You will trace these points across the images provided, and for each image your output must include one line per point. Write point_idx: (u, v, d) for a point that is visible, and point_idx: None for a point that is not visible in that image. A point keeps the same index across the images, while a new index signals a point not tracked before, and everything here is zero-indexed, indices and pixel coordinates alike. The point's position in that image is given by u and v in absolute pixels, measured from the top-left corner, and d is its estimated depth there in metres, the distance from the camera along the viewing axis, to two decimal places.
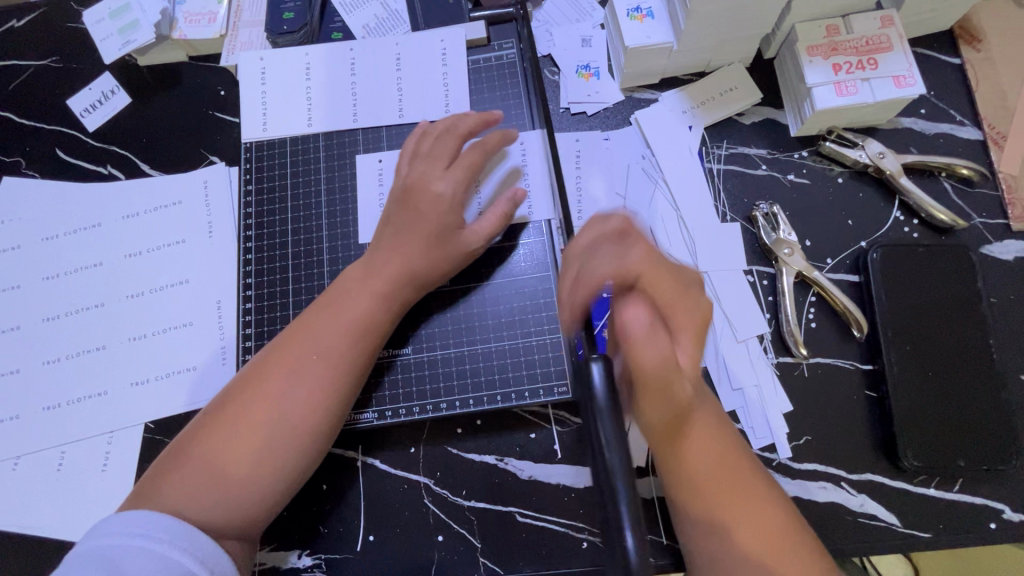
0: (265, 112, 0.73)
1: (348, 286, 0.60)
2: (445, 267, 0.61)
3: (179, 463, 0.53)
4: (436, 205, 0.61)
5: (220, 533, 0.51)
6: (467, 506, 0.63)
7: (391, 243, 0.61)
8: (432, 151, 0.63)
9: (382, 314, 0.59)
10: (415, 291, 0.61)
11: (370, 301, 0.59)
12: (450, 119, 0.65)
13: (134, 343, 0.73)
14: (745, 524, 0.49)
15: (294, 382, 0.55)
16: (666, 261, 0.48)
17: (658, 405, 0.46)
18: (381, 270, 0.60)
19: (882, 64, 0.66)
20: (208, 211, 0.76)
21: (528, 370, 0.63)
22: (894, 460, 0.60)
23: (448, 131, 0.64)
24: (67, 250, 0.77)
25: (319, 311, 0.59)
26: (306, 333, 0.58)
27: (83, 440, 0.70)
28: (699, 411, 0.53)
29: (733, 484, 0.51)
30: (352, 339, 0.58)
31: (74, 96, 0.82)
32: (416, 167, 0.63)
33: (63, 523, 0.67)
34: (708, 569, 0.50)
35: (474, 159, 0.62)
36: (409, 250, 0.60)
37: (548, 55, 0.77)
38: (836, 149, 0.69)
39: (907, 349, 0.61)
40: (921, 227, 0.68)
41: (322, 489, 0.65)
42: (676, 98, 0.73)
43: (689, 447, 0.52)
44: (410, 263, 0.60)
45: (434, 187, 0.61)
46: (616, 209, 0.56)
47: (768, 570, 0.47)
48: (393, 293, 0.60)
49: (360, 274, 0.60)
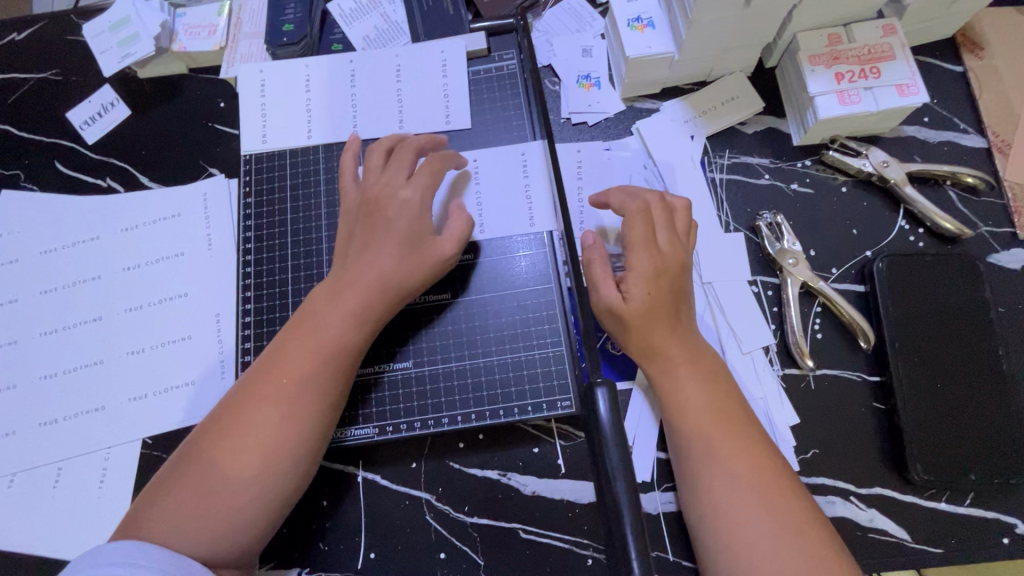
0: (265, 124, 0.73)
1: (321, 305, 0.59)
2: (421, 271, 0.60)
3: (164, 491, 0.53)
4: (402, 210, 0.61)
5: (210, 562, 0.52)
6: (469, 523, 0.62)
7: (360, 253, 0.60)
8: (390, 164, 0.63)
9: (355, 331, 0.58)
10: (392, 298, 0.60)
11: (345, 320, 0.58)
12: (394, 139, 0.66)
13: (132, 357, 0.72)
14: (737, 459, 0.53)
15: (274, 407, 0.55)
16: (649, 241, 0.60)
17: (644, 353, 0.58)
18: (354, 285, 0.59)
19: (884, 73, 0.65)
20: (207, 223, 0.76)
21: (530, 384, 0.62)
22: (904, 474, 0.59)
23: (404, 147, 0.64)
24: (65, 263, 0.76)
25: (299, 332, 0.58)
26: (285, 357, 0.57)
27: (80, 457, 0.69)
28: (688, 352, 0.58)
29: (724, 419, 0.55)
30: (330, 359, 0.57)
31: (73, 108, 0.82)
32: (375, 180, 0.63)
33: (59, 542, 0.66)
34: (706, 505, 0.53)
35: (433, 166, 0.63)
36: (379, 259, 0.59)
37: (548, 65, 0.76)
38: (839, 158, 0.68)
39: (914, 360, 0.61)
40: (926, 236, 0.67)
41: (322, 505, 0.64)
42: (677, 108, 0.73)
43: (681, 383, 0.57)
44: (381, 275, 0.59)
45: (398, 194, 0.61)
46: (618, 199, 0.64)
47: (760, 496, 0.51)
48: (365, 306, 0.59)
49: (330, 292, 0.60)
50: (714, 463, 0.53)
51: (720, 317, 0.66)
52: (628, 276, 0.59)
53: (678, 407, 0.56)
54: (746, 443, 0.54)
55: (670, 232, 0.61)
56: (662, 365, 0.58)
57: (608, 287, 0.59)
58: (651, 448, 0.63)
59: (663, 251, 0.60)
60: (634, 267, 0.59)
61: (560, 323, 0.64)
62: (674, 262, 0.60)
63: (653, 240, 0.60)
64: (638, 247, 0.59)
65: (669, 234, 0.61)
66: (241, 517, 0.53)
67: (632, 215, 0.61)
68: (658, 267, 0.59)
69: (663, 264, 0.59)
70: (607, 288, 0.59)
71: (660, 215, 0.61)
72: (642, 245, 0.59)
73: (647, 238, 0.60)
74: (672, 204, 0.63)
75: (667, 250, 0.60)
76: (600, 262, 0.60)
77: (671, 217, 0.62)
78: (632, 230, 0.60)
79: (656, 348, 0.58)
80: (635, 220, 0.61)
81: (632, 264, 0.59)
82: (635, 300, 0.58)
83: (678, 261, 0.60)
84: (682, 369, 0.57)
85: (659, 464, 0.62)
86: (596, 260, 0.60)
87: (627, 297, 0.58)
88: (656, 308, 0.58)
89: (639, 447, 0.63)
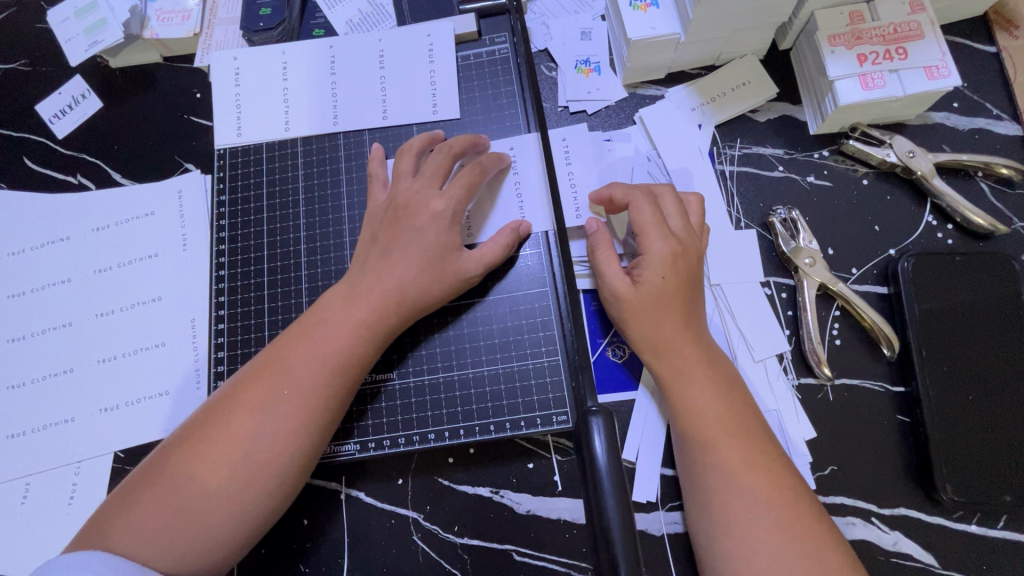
0: (240, 116, 0.68)
1: (327, 312, 0.55)
2: (438, 291, 0.56)
3: (133, 500, 0.49)
4: (432, 223, 0.56)
5: None
6: (459, 544, 0.58)
7: (380, 263, 0.56)
8: (423, 169, 0.58)
9: (363, 347, 0.54)
10: (402, 317, 0.55)
11: (349, 330, 0.54)
12: (428, 138, 0.61)
13: (104, 365, 0.68)
14: (760, 478, 0.48)
15: (264, 418, 0.51)
16: (668, 226, 0.56)
17: (659, 352, 0.54)
18: (362, 295, 0.55)
19: (912, 54, 0.59)
20: (183, 222, 0.72)
21: (524, 397, 0.58)
22: (931, 493, 0.54)
23: (438, 149, 0.59)
24: (34, 265, 0.72)
25: (298, 337, 0.54)
26: (278, 363, 0.53)
27: (49, 471, 0.65)
28: (711, 362, 0.53)
29: (749, 436, 0.50)
30: (330, 375, 0.52)
31: (42, 100, 0.78)
32: (406, 186, 0.58)
33: (25, 562, 0.62)
34: (721, 528, 0.47)
35: (470, 175, 0.58)
36: (400, 271, 0.55)
37: (544, 50, 0.71)
38: (860, 148, 0.63)
39: (943, 370, 0.55)
40: (955, 233, 0.62)
41: (303, 524, 0.60)
42: (683, 95, 0.68)
43: (701, 393, 0.52)
44: (396, 289, 0.55)
45: (429, 206, 0.56)
46: (624, 185, 0.59)
47: (781, 518, 0.46)
48: (376, 322, 0.54)
49: (341, 298, 0.55)
50: (737, 480, 0.48)
51: (730, 321, 0.61)
52: (644, 260, 0.55)
53: (696, 417, 0.51)
54: (769, 463, 0.49)
55: (688, 227, 0.57)
56: (678, 369, 0.53)
57: (617, 273, 0.56)
58: (655, 465, 0.58)
59: (677, 235, 0.55)
60: (648, 251, 0.55)
61: (555, 330, 0.59)
62: (694, 262, 0.56)
63: (664, 222, 0.56)
64: (650, 228, 0.55)
65: (690, 233, 0.56)
66: (215, 534, 0.48)
67: (636, 199, 0.57)
68: (677, 251, 0.55)
69: (681, 248, 0.55)
70: (617, 274, 0.56)
71: (678, 210, 0.57)
72: (654, 229, 0.55)
73: (660, 222, 0.55)
74: (691, 205, 0.59)
75: (684, 239, 0.56)
76: (609, 248, 0.57)
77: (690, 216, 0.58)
78: (644, 212, 0.56)
79: (670, 348, 0.53)
80: (641, 201, 0.57)
81: (645, 248, 0.55)
82: (649, 288, 0.54)
83: (697, 257, 0.56)
84: (700, 369, 0.53)
85: (664, 483, 0.58)
86: (604, 246, 0.58)
87: (640, 285, 0.54)
88: (671, 300, 0.54)
89: (641, 463, 0.58)
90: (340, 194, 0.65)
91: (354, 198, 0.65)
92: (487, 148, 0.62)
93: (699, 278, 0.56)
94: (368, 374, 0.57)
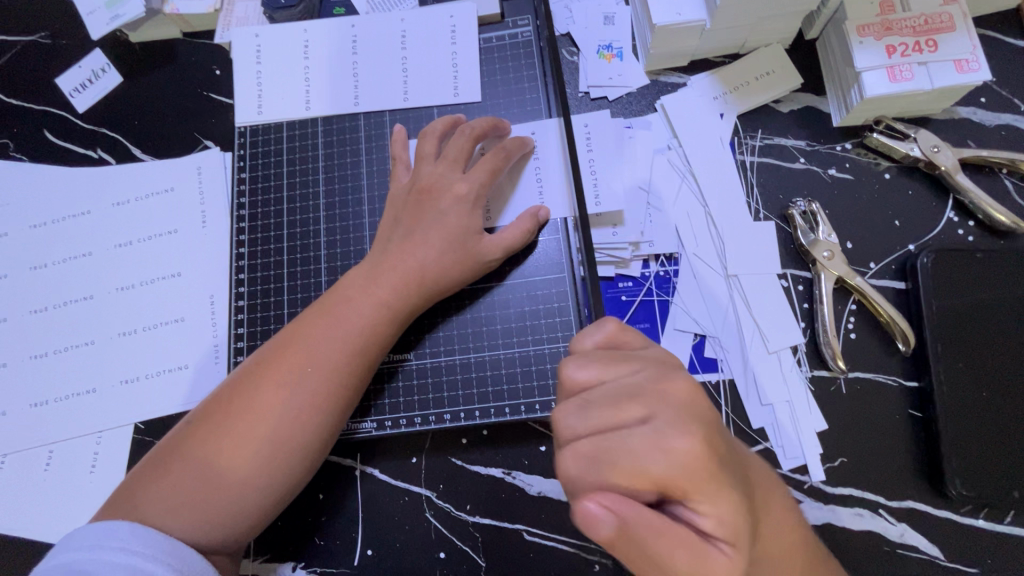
0: (260, 94, 0.68)
1: (349, 292, 0.55)
2: (458, 273, 0.56)
3: (160, 473, 0.50)
4: (454, 206, 0.56)
5: (208, 549, 0.49)
6: (471, 522, 0.60)
7: (401, 246, 0.56)
8: (444, 152, 0.58)
9: (384, 327, 0.55)
10: (422, 298, 0.56)
11: (371, 309, 0.54)
12: (452, 121, 0.60)
13: (124, 339, 0.69)
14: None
15: (288, 395, 0.52)
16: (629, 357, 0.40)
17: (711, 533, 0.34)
18: (385, 275, 0.55)
19: (942, 46, 0.59)
20: (202, 200, 0.72)
21: (539, 380, 0.58)
22: (938, 487, 0.55)
23: (459, 131, 0.58)
24: (55, 238, 0.73)
25: (323, 317, 0.55)
26: (302, 342, 0.53)
27: (72, 439, 0.67)
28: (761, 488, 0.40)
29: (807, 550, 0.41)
30: (354, 355, 0.54)
31: (63, 74, 0.78)
32: (427, 169, 0.58)
33: (49, 527, 0.64)
34: None
35: (493, 160, 0.58)
36: (421, 253, 0.55)
37: (566, 34, 0.70)
38: (884, 142, 0.62)
39: (958, 366, 0.56)
40: (976, 230, 0.61)
41: (319, 498, 0.61)
42: (706, 83, 0.67)
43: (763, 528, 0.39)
44: (418, 270, 0.55)
45: (453, 189, 0.57)
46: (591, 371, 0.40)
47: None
48: (396, 302, 0.55)
49: (363, 278, 0.56)
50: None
51: (745, 312, 0.61)
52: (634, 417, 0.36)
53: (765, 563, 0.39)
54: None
55: (650, 354, 0.40)
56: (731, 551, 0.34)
57: (583, 428, 0.37)
58: None
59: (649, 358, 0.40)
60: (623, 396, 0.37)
61: (571, 316, 0.59)
62: (660, 387, 0.37)
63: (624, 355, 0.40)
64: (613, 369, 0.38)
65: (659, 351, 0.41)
66: (243, 505, 0.50)
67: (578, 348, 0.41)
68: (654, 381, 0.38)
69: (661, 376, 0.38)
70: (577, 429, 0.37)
71: (641, 349, 0.41)
72: (601, 363, 0.39)
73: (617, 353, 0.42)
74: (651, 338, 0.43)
75: (640, 366, 0.38)
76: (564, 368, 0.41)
77: (661, 357, 0.40)
78: (579, 365, 0.39)
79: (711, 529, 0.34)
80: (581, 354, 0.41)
81: (583, 381, 0.39)
82: (618, 451, 0.35)
83: (666, 379, 0.37)
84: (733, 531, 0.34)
85: None
86: (579, 486, 0.35)
87: (608, 437, 0.35)
88: (659, 445, 0.34)
89: None
90: (360, 174, 0.65)
91: (373, 179, 0.65)
92: (508, 132, 0.61)
93: (699, 403, 0.37)
94: (387, 354, 0.58)
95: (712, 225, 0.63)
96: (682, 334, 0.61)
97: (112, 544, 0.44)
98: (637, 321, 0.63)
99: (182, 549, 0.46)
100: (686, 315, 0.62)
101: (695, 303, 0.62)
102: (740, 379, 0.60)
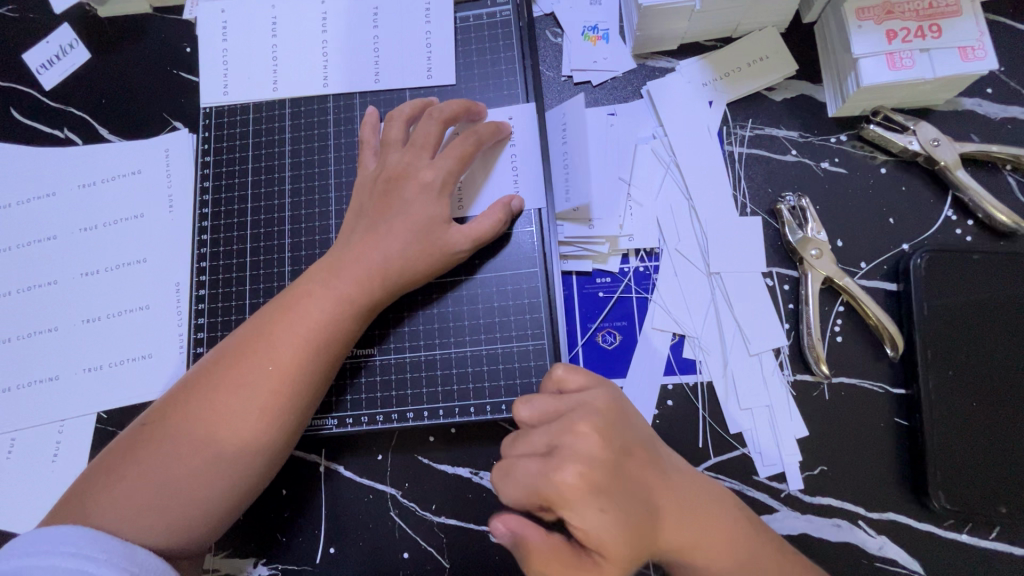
0: (227, 74, 0.65)
1: (310, 287, 0.53)
2: (425, 266, 0.53)
3: (114, 478, 0.48)
4: (420, 197, 0.54)
5: (170, 554, 0.48)
6: (436, 523, 0.58)
7: (365, 237, 0.54)
8: (413, 137, 0.55)
9: (347, 322, 0.52)
10: (386, 292, 0.53)
11: (332, 305, 0.52)
12: (424, 105, 0.57)
13: (88, 325, 0.67)
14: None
15: (248, 395, 0.50)
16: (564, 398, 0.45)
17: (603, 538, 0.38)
18: (350, 269, 0.53)
19: (947, 32, 0.55)
20: (168, 183, 0.70)
21: (506, 379, 0.56)
22: (922, 500, 0.53)
23: (428, 115, 0.55)
24: (18, 221, 0.70)
25: (284, 314, 0.52)
26: (262, 340, 0.51)
27: (35, 427, 0.65)
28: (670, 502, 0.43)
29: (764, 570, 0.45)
30: (317, 355, 0.51)
31: (30, 49, 0.74)
32: (395, 155, 0.55)
33: (11, 516, 0.63)
34: None
35: (463, 145, 0.55)
36: (386, 244, 0.53)
37: (550, 14, 0.66)
38: (881, 135, 0.58)
39: (948, 374, 0.53)
40: (976, 229, 0.58)
41: (282, 494, 0.59)
42: (695, 68, 0.63)
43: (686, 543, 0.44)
44: (383, 262, 0.53)
45: (419, 176, 0.54)
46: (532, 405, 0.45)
47: None
48: (360, 297, 0.53)
49: (325, 272, 0.53)
50: None
51: (726, 312, 0.58)
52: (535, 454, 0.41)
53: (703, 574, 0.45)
54: None
55: (578, 398, 0.44)
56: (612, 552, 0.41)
57: (514, 451, 0.43)
58: None
59: (585, 401, 0.44)
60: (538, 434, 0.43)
61: (543, 314, 0.56)
62: (569, 430, 0.41)
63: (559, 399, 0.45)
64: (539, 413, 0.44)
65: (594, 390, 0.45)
66: (202, 509, 0.49)
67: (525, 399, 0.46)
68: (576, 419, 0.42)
69: (579, 410, 0.43)
70: (511, 451, 0.44)
71: (577, 393, 0.45)
72: (539, 405, 0.45)
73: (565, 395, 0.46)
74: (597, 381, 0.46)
75: (568, 412, 0.43)
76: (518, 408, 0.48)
77: (594, 401, 0.44)
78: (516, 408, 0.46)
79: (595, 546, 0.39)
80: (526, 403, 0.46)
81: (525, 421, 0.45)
82: (530, 478, 0.40)
83: (583, 428, 0.41)
84: (605, 545, 0.38)
85: None
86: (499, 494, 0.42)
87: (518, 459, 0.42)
88: (548, 475, 0.39)
89: None
90: (327, 161, 0.62)
91: (341, 164, 0.62)
92: (482, 117, 0.58)
93: (596, 452, 0.40)
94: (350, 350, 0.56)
95: (695, 220, 0.60)
96: (661, 334, 0.59)
97: (65, 550, 0.41)
98: (614, 318, 0.60)
99: (137, 553, 0.44)
100: (665, 314, 0.59)
101: (675, 301, 0.59)
102: (717, 382, 0.57)
